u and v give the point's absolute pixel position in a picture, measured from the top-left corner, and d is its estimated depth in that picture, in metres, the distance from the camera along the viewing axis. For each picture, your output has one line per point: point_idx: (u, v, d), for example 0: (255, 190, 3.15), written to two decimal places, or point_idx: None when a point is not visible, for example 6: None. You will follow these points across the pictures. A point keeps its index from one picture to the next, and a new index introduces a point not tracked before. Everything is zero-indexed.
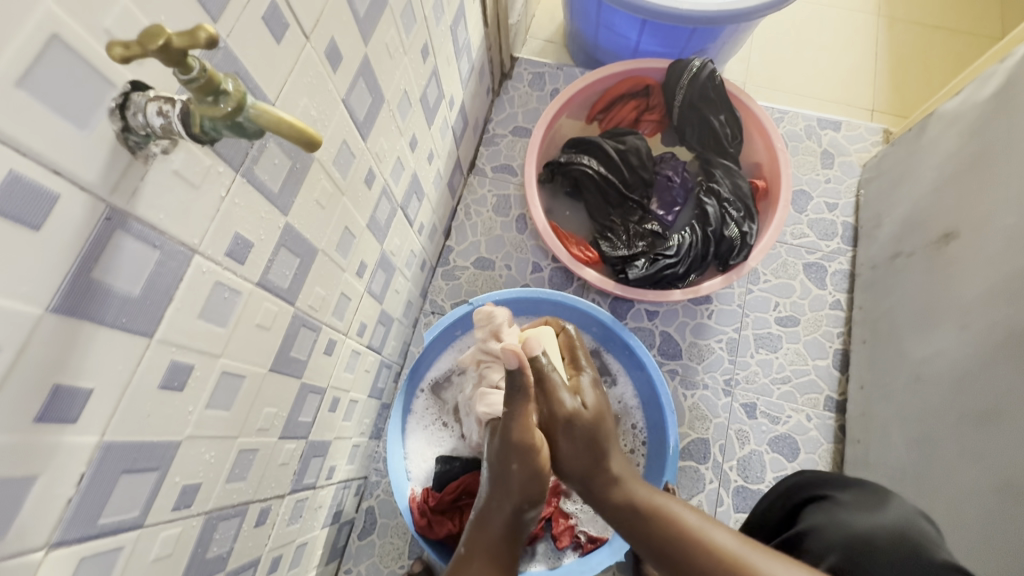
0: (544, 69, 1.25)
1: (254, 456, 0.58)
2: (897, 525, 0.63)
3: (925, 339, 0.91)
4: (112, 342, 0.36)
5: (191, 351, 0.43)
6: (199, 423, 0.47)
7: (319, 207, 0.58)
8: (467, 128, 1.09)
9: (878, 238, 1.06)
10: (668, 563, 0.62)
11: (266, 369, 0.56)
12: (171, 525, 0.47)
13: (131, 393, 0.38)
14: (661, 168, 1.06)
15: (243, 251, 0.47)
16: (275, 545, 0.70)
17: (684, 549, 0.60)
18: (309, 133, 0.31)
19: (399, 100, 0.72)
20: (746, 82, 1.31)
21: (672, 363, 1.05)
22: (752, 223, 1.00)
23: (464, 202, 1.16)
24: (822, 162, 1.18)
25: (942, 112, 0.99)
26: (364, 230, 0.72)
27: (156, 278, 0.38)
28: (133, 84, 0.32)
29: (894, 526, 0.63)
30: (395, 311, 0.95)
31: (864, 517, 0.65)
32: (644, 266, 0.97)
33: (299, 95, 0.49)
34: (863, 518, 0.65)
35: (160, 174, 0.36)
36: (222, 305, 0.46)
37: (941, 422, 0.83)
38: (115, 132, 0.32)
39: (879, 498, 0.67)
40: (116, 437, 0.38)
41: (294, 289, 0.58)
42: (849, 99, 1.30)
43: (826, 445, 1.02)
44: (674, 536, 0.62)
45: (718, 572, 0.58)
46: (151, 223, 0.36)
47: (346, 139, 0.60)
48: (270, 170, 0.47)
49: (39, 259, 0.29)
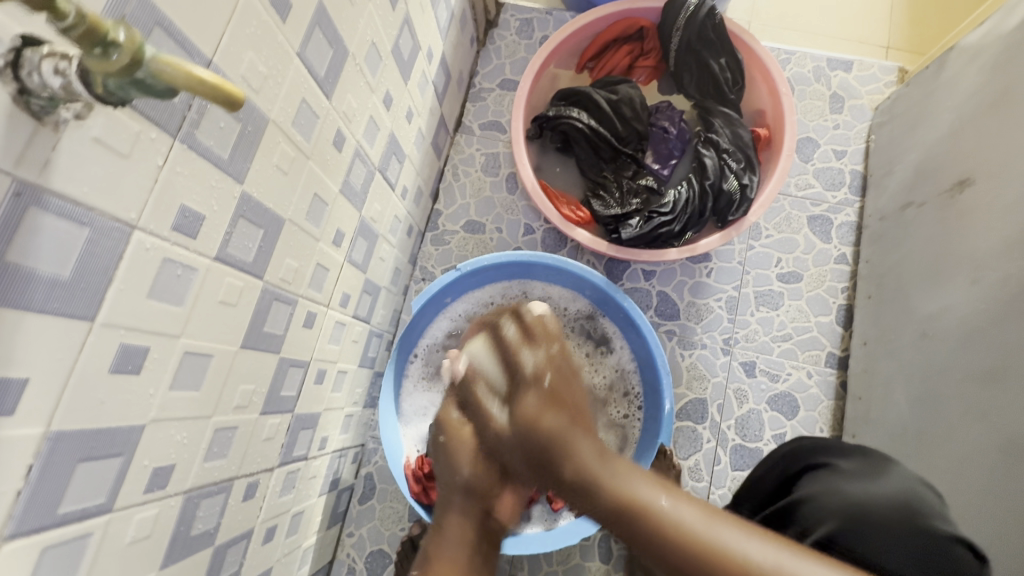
0: (532, 15, 1.16)
1: (233, 433, 0.57)
2: (899, 495, 0.61)
3: (930, 292, 0.87)
4: (45, 328, 0.33)
5: (144, 333, 0.41)
6: (163, 405, 0.45)
7: (281, 173, 0.55)
8: (451, 82, 1.02)
9: (888, 187, 1.01)
10: (621, 540, 0.49)
11: (237, 347, 0.54)
12: (147, 507, 0.46)
13: (76, 382, 0.36)
14: (657, 119, 1.00)
15: (193, 225, 0.44)
16: (269, 515, 0.70)
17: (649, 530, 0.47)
18: (226, 89, 0.27)
19: (367, 53, 0.67)
20: (751, 21, 1.22)
21: (670, 323, 1.03)
22: (753, 174, 0.94)
23: (451, 162, 1.11)
24: (831, 107, 1.11)
25: (962, 47, 0.91)
26: (337, 197, 0.68)
27: (88, 258, 0.35)
28: (24, 39, 0.28)
29: (898, 496, 0.61)
30: (381, 280, 0.92)
31: (864, 486, 0.63)
32: (639, 225, 0.92)
33: (243, 49, 0.44)
34: (861, 487, 0.63)
35: (77, 143, 0.32)
36: (176, 283, 0.43)
37: (946, 378, 0.80)
38: (11, 96, 0.28)
39: (878, 467, 0.65)
40: (65, 427, 0.36)
41: (260, 262, 0.55)
42: (863, 35, 1.21)
43: (826, 402, 1.00)
44: (639, 524, 0.48)
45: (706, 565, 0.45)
46: (72, 198, 0.33)
47: (305, 97, 0.55)
48: (215, 135, 0.43)
49: None
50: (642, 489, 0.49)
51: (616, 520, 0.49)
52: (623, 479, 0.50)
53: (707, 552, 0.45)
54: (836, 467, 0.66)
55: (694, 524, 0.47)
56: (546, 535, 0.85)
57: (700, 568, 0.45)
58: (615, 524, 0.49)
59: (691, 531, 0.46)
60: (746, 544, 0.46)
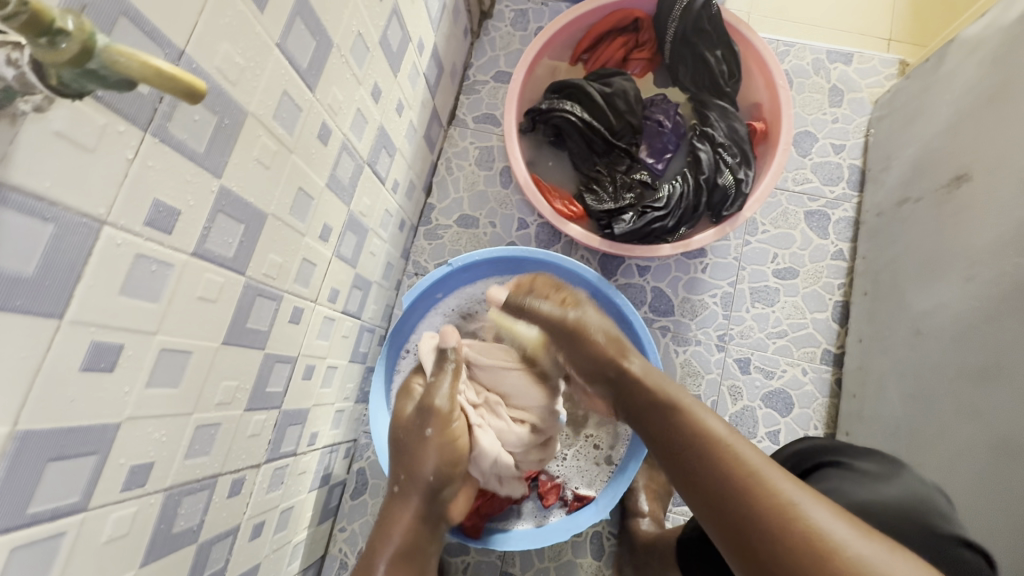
0: (527, 6, 1.15)
1: (217, 430, 0.57)
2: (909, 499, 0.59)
3: (924, 289, 0.86)
4: (7, 326, 0.33)
5: (116, 331, 0.40)
6: (140, 403, 0.45)
7: (262, 167, 0.54)
8: (443, 75, 1.01)
9: (886, 182, 0.99)
10: (681, 456, 0.54)
11: (218, 343, 0.53)
12: (124, 505, 0.46)
13: (43, 380, 0.36)
14: (652, 112, 0.98)
15: (168, 220, 0.43)
16: (256, 511, 0.70)
17: (706, 452, 0.52)
18: (184, 80, 0.26)
19: (353, 45, 0.65)
20: (751, 13, 1.20)
21: (664, 319, 1.02)
22: (748, 169, 0.93)
23: (444, 156, 1.10)
24: (830, 100, 1.09)
25: (963, 38, 0.89)
26: (323, 191, 0.67)
27: (53, 254, 0.34)
28: None
29: (907, 501, 0.59)
30: (373, 274, 0.92)
31: (875, 488, 0.60)
32: (632, 219, 0.91)
33: (217, 40, 0.43)
34: (872, 488, 0.61)
35: (36, 136, 0.31)
36: (150, 279, 0.43)
37: (940, 376, 0.80)
38: None
39: (893, 469, 0.63)
40: (33, 426, 0.36)
41: (242, 257, 0.54)
42: (865, 27, 1.19)
43: (821, 399, 0.99)
44: (697, 442, 0.53)
45: (749, 495, 0.47)
46: (33, 193, 0.32)
47: (287, 90, 0.54)
48: (189, 128, 0.43)
49: None
50: (722, 429, 0.54)
51: (685, 450, 0.54)
52: (704, 419, 0.55)
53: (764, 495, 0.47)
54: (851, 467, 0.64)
55: (753, 463, 0.49)
56: (535, 532, 0.86)
57: (741, 499, 0.48)
58: (683, 450, 0.54)
59: (754, 469, 0.49)
60: (796, 496, 0.46)
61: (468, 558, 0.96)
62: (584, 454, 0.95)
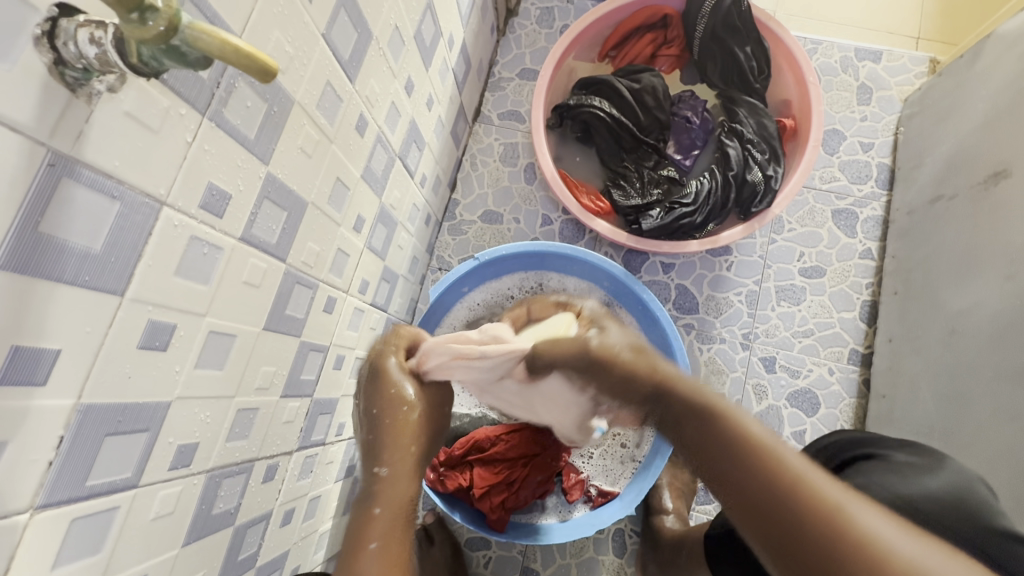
0: (553, 4, 1.15)
1: (255, 414, 0.58)
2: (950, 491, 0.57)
3: (961, 289, 0.85)
4: (76, 301, 0.34)
5: (171, 311, 0.41)
6: (188, 383, 0.46)
7: (305, 156, 0.55)
8: (471, 71, 1.02)
9: (917, 181, 0.98)
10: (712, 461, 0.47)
11: (260, 328, 0.54)
12: (171, 484, 0.47)
13: (106, 355, 0.37)
14: (680, 108, 0.98)
15: (220, 204, 0.44)
16: (287, 498, 0.70)
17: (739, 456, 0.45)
18: (260, 59, 0.27)
19: (390, 38, 0.66)
20: (777, 11, 1.19)
21: (688, 317, 1.01)
22: (777, 166, 0.92)
23: (469, 152, 1.10)
24: (859, 98, 1.08)
25: (1000, 34, 0.88)
26: (358, 182, 0.68)
27: (119, 232, 0.35)
28: (60, 8, 0.28)
29: (947, 493, 0.58)
30: (399, 268, 0.93)
31: (916, 480, 0.59)
32: (659, 215, 0.91)
33: (270, 28, 0.44)
34: (915, 480, 0.59)
35: (109, 115, 0.32)
36: (202, 261, 0.44)
37: (977, 376, 0.78)
38: (46, 66, 0.28)
39: (935, 461, 0.61)
40: (94, 400, 0.37)
41: (284, 244, 0.55)
42: (893, 25, 1.18)
43: (848, 400, 0.98)
44: (731, 443, 0.46)
45: (794, 501, 0.41)
46: (104, 171, 0.33)
47: (330, 80, 0.55)
48: (242, 113, 0.43)
49: None
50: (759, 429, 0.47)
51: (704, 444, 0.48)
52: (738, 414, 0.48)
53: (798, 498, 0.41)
54: (889, 459, 0.63)
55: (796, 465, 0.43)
56: (562, 526, 0.86)
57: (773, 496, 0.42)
58: (713, 451, 0.47)
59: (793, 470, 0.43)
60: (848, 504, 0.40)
61: (490, 552, 0.96)
62: (611, 453, 0.95)
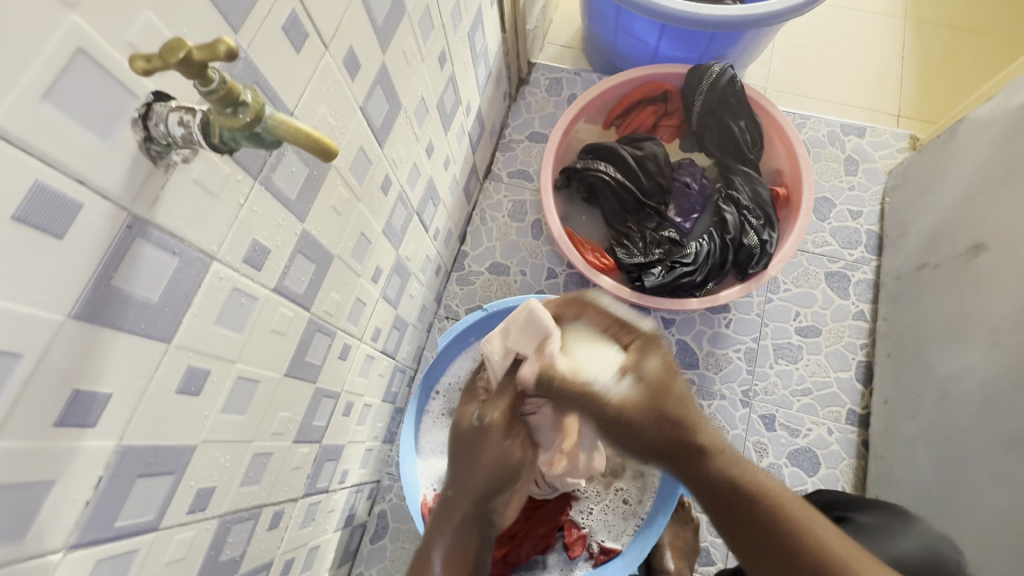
0: (561, 75, 1.25)
1: (268, 459, 0.59)
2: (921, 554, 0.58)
3: (950, 354, 0.88)
4: (132, 347, 0.36)
5: (208, 357, 0.44)
6: (214, 427, 0.48)
7: (335, 214, 0.59)
8: (484, 133, 1.09)
9: (904, 248, 1.04)
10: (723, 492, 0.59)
11: (281, 374, 0.57)
12: (187, 528, 0.48)
13: (149, 399, 0.39)
14: (679, 174, 1.05)
15: (260, 258, 0.47)
16: (288, 547, 0.70)
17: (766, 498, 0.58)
18: (324, 142, 0.31)
19: (416, 107, 0.73)
20: (768, 87, 1.29)
21: (689, 372, 1.03)
22: (772, 231, 0.98)
23: (479, 207, 1.16)
24: (846, 169, 1.15)
25: (972, 119, 0.96)
26: (379, 236, 0.72)
27: (174, 284, 0.38)
28: (155, 95, 0.33)
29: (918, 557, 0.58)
30: (410, 316, 0.95)
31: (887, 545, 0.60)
32: (661, 274, 0.95)
33: (318, 103, 0.50)
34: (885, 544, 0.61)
35: (180, 183, 0.36)
36: (239, 311, 0.47)
37: (969, 440, 0.80)
38: (137, 142, 0.32)
39: (889, 525, 0.63)
40: (132, 442, 0.39)
41: (310, 294, 0.58)
42: (875, 103, 1.27)
43: (848, 460, 0.99)
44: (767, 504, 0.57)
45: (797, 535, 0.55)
46: (170, 231, 0.37)
47: (362, 146, 0.60)
48: (287, 178, 0.48)
49: (74, 265, 0.31)
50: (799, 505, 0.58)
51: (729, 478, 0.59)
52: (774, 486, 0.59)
53: (818, 551, 0.54)
54: (853, 520, 0.66)
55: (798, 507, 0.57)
56: None
57: (778, 526, 0.56)
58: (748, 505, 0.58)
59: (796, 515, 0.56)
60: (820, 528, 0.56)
61: None
62: (612, 508, 0.93)
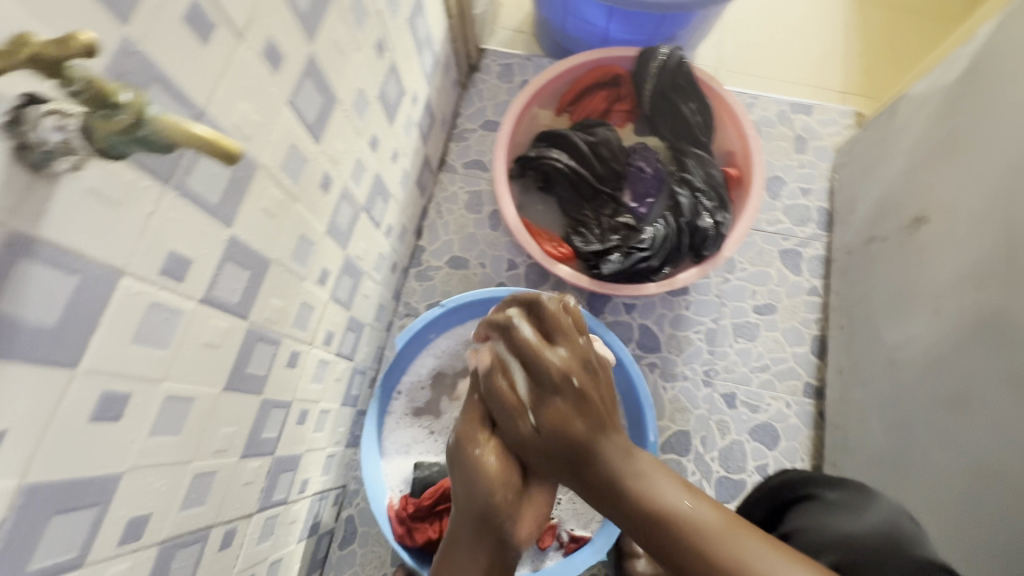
0: (513, 61, 1.22)
1: (212, 478, 0.56)
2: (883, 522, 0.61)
3: (897, 323, 0.91)
4: (28, 376, 0.33)
5: (127, 379, 0.41)
6: (143, 452, 0.45)
7: (268, 216, 0.55)
8: (434, 124, 1.06)
9: (852, 223, 1.06)
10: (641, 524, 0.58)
11: (219, 389, 0.54)
12: (120, 560, 0.45)
13: (56, 431, 0.36)
14: (633, 159, 1.04)
15: (181, 269, 0.44)
16: (245, 565, 0.67)
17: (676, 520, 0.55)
18: (224, 144, 0.28)
19: (355, 99, 0.69)
20: (719, 68, 1.30)
21: (651, 356, 1.04)
22: (725, 212, 0.98)
23: (435, 200, 1.13)
24: (796, 147, 1.17)
25: (911, 95, 0.99)
26: (323, 236, 0.69)
27: (75, 304, 0.35)
28: (29, 97, 0.29)
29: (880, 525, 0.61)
30: (365, 316, 0.93)
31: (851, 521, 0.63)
32: (619, 260, 0.95)
33: (236, 99, 0.46)
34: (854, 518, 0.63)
35: (70, 192, 0.33)
36: (161, 327, 0.43)
37: (916, 404, 0.83)
38: (9, 150, 0.29)
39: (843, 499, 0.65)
40: (41, 478, 0.35)
41: (246, 302, 0.55)
42: (822, 82, 1.30)
43: (806, 432, 1.02)
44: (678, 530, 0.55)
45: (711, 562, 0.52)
46: (64, 247, 0.33)
47: (295, 143, 0.57)
48: (207, 181, 0.45)
49: None
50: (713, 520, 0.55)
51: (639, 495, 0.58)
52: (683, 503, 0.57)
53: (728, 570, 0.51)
54: (821, 499, 0.68)
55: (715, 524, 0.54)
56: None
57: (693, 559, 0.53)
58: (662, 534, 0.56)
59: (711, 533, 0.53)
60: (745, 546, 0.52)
61: None
62: (580, 496, 0.93)
